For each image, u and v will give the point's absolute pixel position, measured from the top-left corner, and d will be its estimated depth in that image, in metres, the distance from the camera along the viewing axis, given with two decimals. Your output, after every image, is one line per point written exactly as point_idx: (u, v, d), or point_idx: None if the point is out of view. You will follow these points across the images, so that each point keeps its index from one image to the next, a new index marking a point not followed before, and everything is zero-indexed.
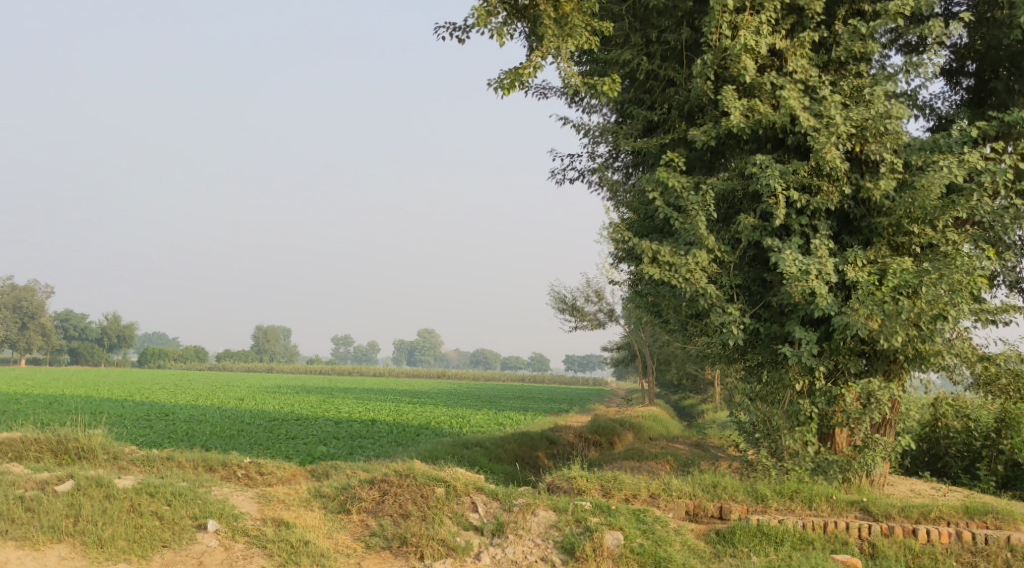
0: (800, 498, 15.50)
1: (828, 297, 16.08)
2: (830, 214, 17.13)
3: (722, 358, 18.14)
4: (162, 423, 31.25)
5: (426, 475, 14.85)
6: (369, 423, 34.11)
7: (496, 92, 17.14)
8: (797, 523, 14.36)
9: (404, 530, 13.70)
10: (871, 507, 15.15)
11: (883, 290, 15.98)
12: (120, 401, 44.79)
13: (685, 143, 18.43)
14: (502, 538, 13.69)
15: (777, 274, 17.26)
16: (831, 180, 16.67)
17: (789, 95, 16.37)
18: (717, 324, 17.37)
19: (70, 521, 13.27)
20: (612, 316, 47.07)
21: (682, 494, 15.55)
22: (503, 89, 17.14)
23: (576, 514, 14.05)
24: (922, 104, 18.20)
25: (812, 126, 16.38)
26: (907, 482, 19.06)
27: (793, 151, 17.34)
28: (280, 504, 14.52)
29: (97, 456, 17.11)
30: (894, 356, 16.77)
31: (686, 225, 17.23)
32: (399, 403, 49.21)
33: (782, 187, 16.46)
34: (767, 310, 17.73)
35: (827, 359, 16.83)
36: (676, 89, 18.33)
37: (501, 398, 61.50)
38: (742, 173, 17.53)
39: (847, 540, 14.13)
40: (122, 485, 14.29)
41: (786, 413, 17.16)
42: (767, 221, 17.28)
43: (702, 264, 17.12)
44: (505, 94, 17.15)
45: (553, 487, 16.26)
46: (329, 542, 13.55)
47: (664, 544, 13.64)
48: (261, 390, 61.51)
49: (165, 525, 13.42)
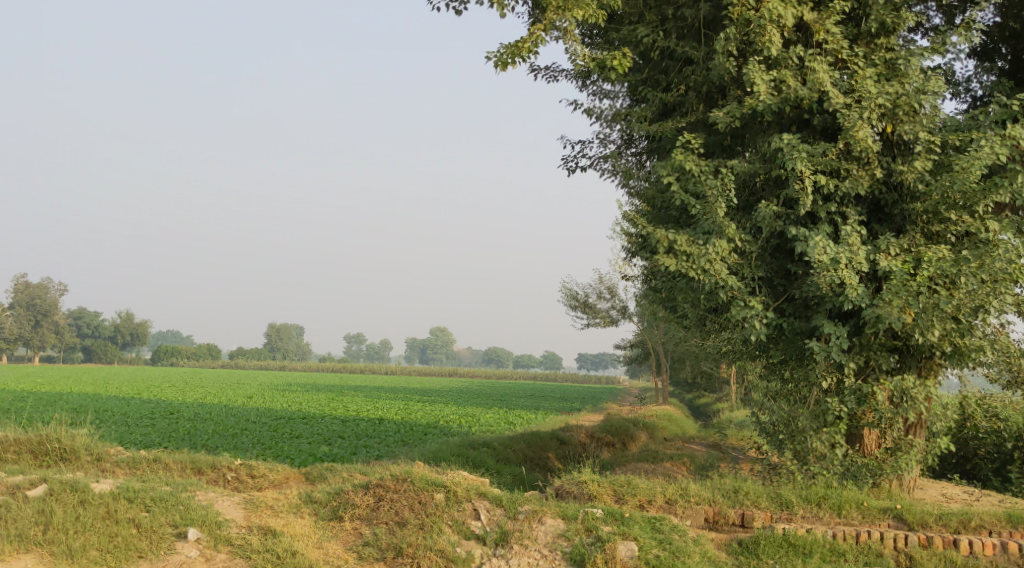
0: (828, 505, 14.39)
1: (859, 288, 15.02)
2: (860, 201, 16.03)
3: (743, 354, 17.01)
4: (163, 422, 30.27)
5: (425, 480, 13.81)
6: (377, 422, 33.05)
7: (494, 67, 16.17)
8: (827, 533, 13.26)
9: (399, 539, 12.65)
10: (906, 515, 14.00)
11: (919, 280, 14.89)
12: (123, 399, 44.00)
13: (704, 126, 17.29)
14: (506, 548, 12.67)
15: (803, 265, 16.20)
16: (861, 163, 15.60)
17: (818, 69, 15.32)
18: (739, 319, 16.22)
19: (39, 530, 12.25)
20: (626, 312, 45.94)
21: (701, 500, 14.46)
22: (503, 64, 16.17)
23: (587, 522, 12.97)
24: (959, 82, 17.00)
25: (842, 103, 15.32)
26: (937, 486, 17.84)
27: (821, 133, 16.24)
28: (268, 510, 13.50)
29: (80, 457, 16.20)
30: (929, 352, 15.63)
31: (705, 214, 16.11)
32: (409, 401, 48.25)
33: (808, 170, 15.35)
34: (791, 304, 16.63)
35: (857, 355, 15.71)
36: (693, 68, 17.19)
37: (514, 396, 60.45)
38: (765, 156, 16.40)
39: (883, 552, 12.99)
40: (99, 489, 13.31)
41: (812, 413, 16.07)
42: (792, 208, 16.15)
43: (723, 255, 16.01)
44: (505, 70, 16.16)
45: (562, 492, 15.17)
46: (319, 552, 12.52)
47: (682, 555, 12.57)
48: (271, 386, 60.72)
49: (142, 534, 12.41)
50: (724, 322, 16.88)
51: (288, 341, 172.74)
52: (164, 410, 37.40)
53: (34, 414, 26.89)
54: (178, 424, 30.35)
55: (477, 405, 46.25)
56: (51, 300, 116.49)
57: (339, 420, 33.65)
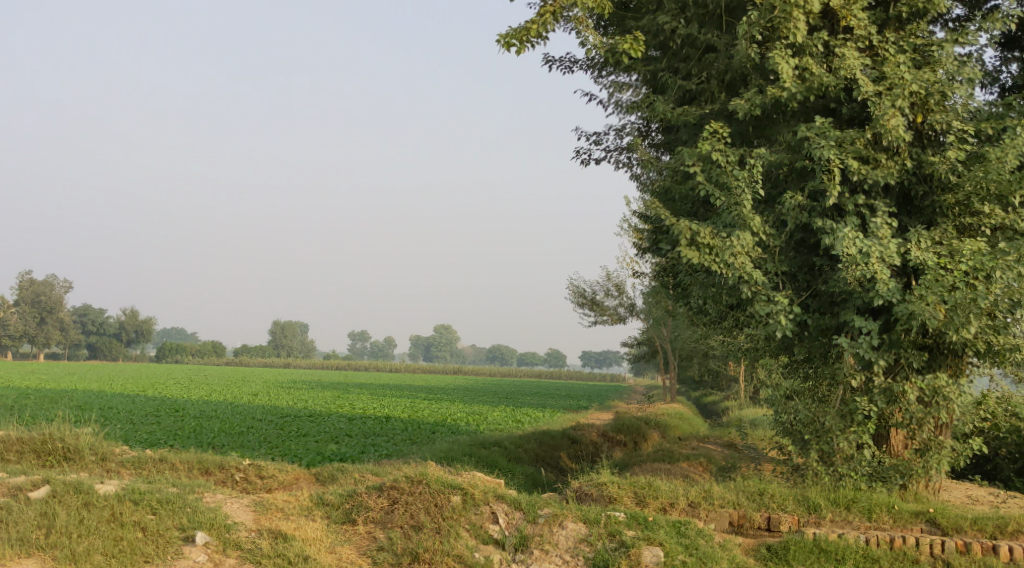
0: (857, 508, 13.91)
1: (890, 282, 14.49)
2: (888, 193, 15.54)
3: (766, 351, 16.50)
4: (168, 421, 29.76)
5: (440, 482, 13.28)
6: (384, 420, 32.60)
7: (501, 48, 15.80)
8: (859, 538, 12.76)
9: (416, 544, 12.17)
10: (939, 519, 13.50)
11: (954, 275, 14.41)
12: (128, 397, 43.43)
13: (726, 115, 16.78)
14: (526, 554, 12.22)
15: (828, 259, 15.76)
16: (891, 154, 15.15)
17: (846, 56, 14.85)
18: (762, 315, 15.69)
19: (41, 533, 11.80)
20: (633, 310, 45.43)
21: (725, 503, 13.99)
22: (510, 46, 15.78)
23: (609, 527, 12.47)
24: (990, 70, 16.51)
25: (871, 91, 14.83)
26: (963, 488, 17.32)
27: (848, 123, 15.82)
28: (278, 512, 13.01)
29: (84, 458, 15.73)
30: (960, 350, 15.12)
31: (729, 206, 15.61)
32: (416, 399, 47.73)
33: (837, 160, 14.85)
34: (816, 300, 16.12)
35: (887, 352, 15.11)
36: (716, 56, 16.62)
37: (520, 394, 59.92)
38: (791, 146, 15.90)
39: (918, 559, 12.48)
40: (104, 491, 12.85)
41: (839, 413, 15.50)
42: (818, 201, 15.66)
43: (747, 248, 15.50)
44: (512, 52, 15.78)
45: (580, 495, 14.68)
46: (332, 557, 12.04)
47: (709, 562, 12.07)
48: (275, 385, 60.22)
49: (148, 538, 11.97)
50: (746, 319, 16.39)
51: (294, 339, 172.26)
52: (169, 408, 36.85)
53: (38, 414, 26.39)
54: (184, 422, 29.82)
55: (484, 403, 45.71)
56: (57, 297, 116.10)
57: (347, 418, 33.16)
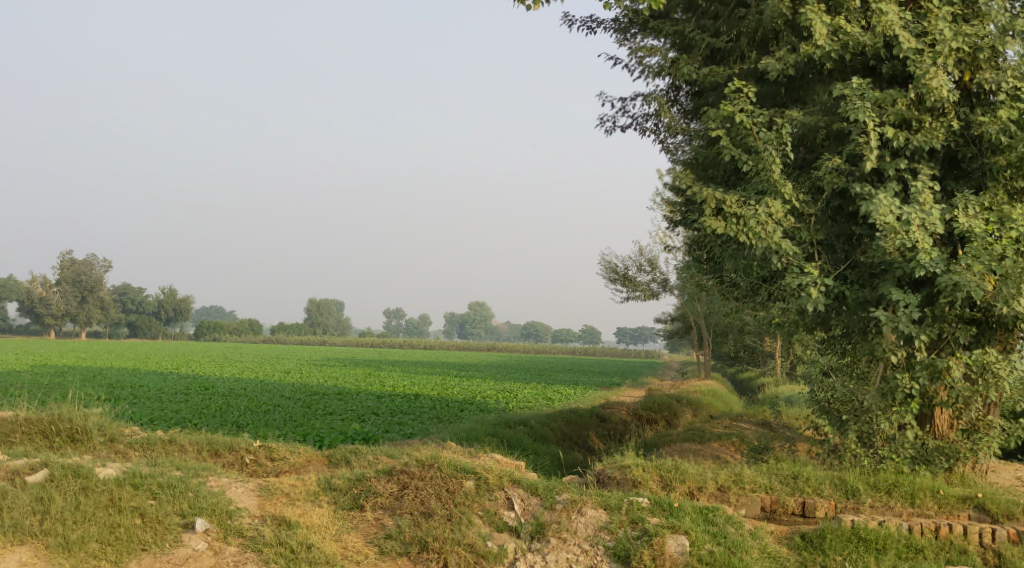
0: (898, 493, 13.03)
1: (933, 252, 13.52)
2: (933, 155, 14.53)
3: (799, 326, 15.59)
4: (194, 398, 29.33)
5: (453, 465, 12.59)
6: (413, 398, 32.02)
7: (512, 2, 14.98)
8: (901, 525, 11.89)
9: (425, 532, 11.52)
10: (989, 506, 12.59)
11: (1003, 242, 13.42)
12: (161, 375, 43.18)
13: (757, 76, 15.79)
14: (542, 542, 11.53)
15: (866, 227, 14.72)
16: (936, 114, 14.11)
17: (884, 9, 13.90)
18: (794, 288, 14.78)
19: (36, 519, 11.28)
20: (667, 285, 44.46)
21: (757, 487, 13.17)
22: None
23: (631, 513, 11.75)
24: None
25: (913, 48, 13.88)
26: (1012, 469, 16.36)
27: (889, 82, 14.73)
28: (284, 498, 12.40)
29: (92, 439, 15.23)
30: (1011, 323, 14.07)
31: (758, 170, 14.71)
32: (446, 376, 47.13)
33: (874, 123, 13.88)
34: (854, 271, 15.12)
35: (930, 327, 14.11)
36: (747, 13, 15.60)
37: (552, 370, 59.24)
38: (826, 108, 14.94)
39: (966, 549, 11.62)
40: (104, 474, 12.29)
41: (879, 392, 14.54)
42: (856, 165, 14.67)
43: (777, 217, 14.62)
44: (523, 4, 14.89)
45: (604, 478, 13.93)
46: (338, 545, 11.46)
47: (739, 551, 11.30)
48: (307, 363, 59.94)
49: (146, 525, 11.41)
50: (779, 293, 15.52)
51: (328, 316, 172.76)
52: (197, 386, 36.47)
53: (59, 392, 25.98)
54: (210, 399, 29.36)
55: (516, 381, 44.99)
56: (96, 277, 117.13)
57: (375, 395, 32.58)
